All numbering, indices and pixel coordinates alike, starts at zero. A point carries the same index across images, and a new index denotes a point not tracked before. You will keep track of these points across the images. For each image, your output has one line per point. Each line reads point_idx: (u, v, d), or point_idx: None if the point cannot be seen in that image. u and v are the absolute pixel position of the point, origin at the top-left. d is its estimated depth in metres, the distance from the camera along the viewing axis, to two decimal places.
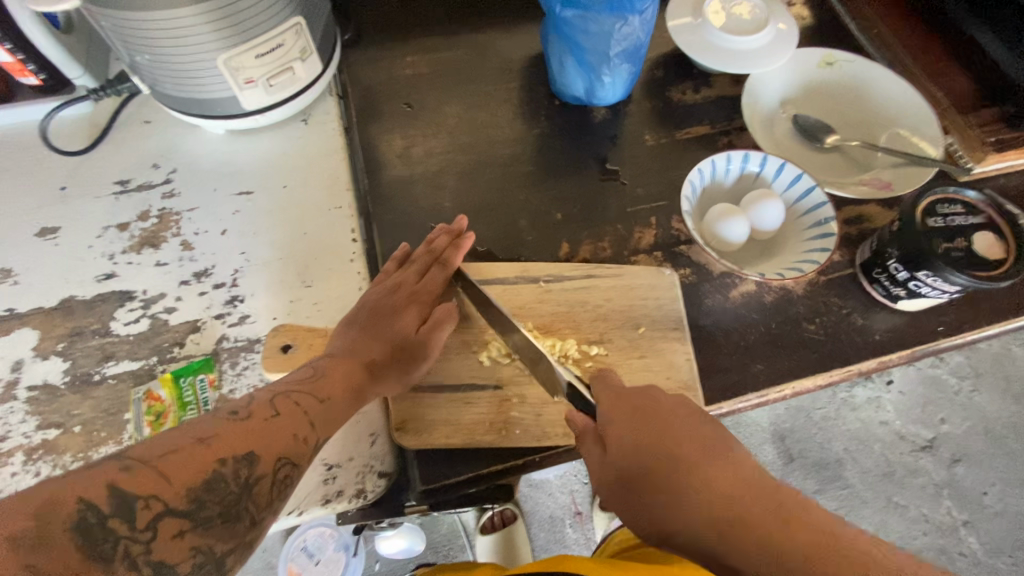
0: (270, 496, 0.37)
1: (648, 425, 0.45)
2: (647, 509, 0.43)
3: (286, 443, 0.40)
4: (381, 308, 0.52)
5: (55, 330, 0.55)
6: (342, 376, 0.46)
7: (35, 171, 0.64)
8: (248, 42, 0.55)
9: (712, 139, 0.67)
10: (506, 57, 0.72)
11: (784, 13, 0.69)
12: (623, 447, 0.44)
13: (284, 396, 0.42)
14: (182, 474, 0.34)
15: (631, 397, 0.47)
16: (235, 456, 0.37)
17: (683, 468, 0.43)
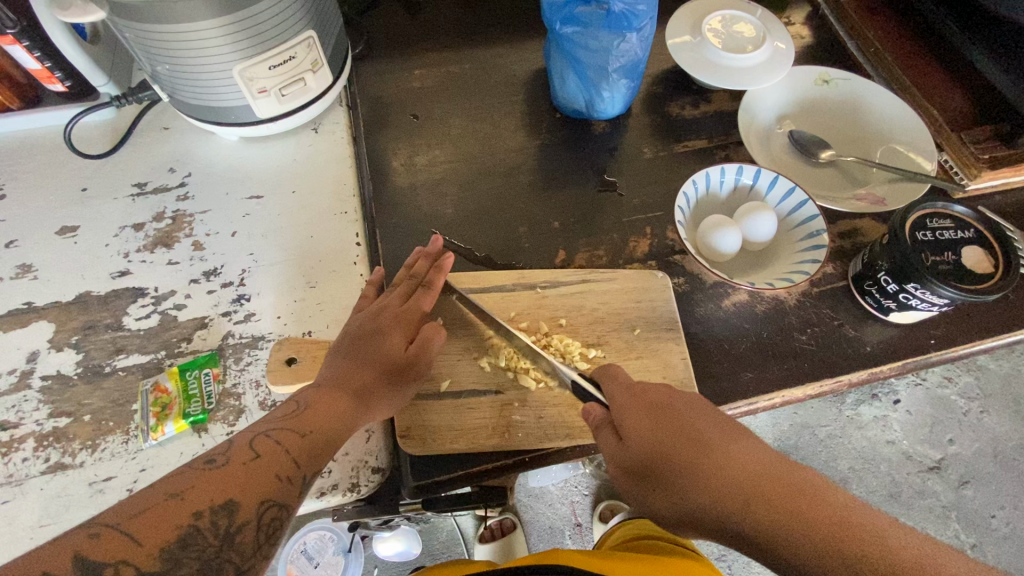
0: (255, 541, 0.38)
1: (660, 423, 0.44)
2: (675, 487, 0.41)
3: (267, 486, 0.40)
4: (366, 331, 0.51)
5: (70, 323, 0.58)
6: (328, 406, 0.45)
7: (60, 172, 0.67)
8: (262, 54, 0.57)
9: (710, 152, 0.69)
10: (512, 71, 0.75)
11: (783, 32, 0.71)
12: (636, 436, 0.43)
13: (264, 435, 0.43)
14: (153, 536, 0.35)
15: (656, 391, 0.47)
16: (211, 508, 0.38)
17: (715, 444, 0.42)
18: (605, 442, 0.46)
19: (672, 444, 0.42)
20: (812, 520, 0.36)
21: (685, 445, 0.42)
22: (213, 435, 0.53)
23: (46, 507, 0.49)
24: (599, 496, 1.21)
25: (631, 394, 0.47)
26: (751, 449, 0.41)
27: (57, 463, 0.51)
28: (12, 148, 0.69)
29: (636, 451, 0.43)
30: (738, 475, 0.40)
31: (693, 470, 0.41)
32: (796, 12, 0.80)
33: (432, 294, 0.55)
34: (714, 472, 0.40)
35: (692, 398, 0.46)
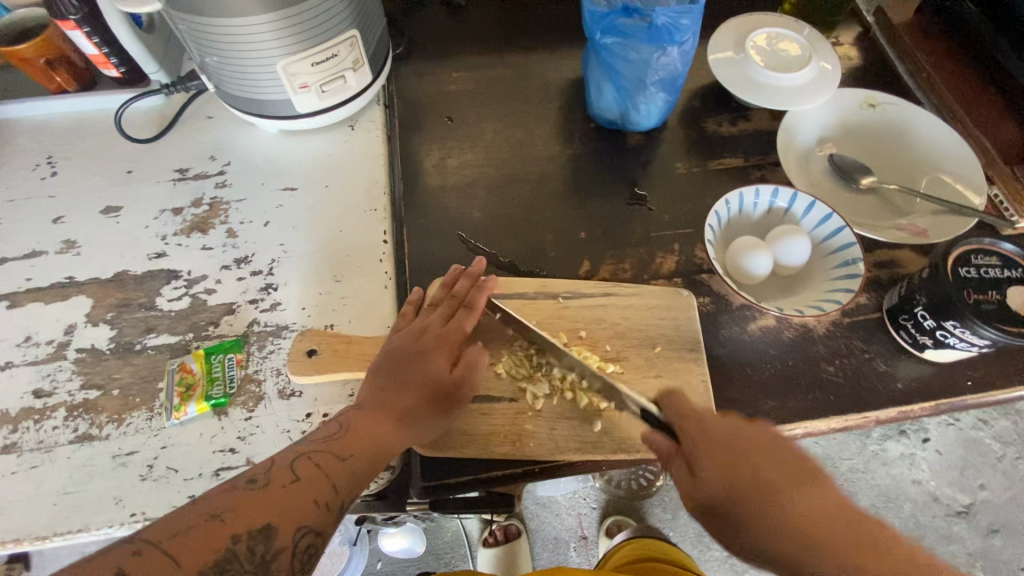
0: (291, 569, 0.38)
1: (736, 462, 0.43)
2: (739, 534, 0.41)
3: (306, 511, 0.40)
4: (408, 353, 0.51)
5: (107, 299, 0.60)
6: (370, 429, 0.46)
7: (109, 153, 0.70)
8: (306, 51, 0.59)
9: (745, 171, 0.68)
10: (548, 79, 0.75)
11: (830, 52, 0.69)
12: (714, 477, 0.42)
13: (307, 457, 0.43)
14: (191, 558, 0.36)
15: (725, 425, 0.45)
16: (250, 533, 0.37)
17: (779, 485, 0.41)
18: (674, 474, 0.45)
19: (739, 489, 0.42)
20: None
21: (753, 498, 0.41)
22: (232, 419, 0.54)
23: (71, 476, 0.51)
24: (606, 511, 1.20)
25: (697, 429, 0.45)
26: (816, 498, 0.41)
27: (85, 434, 0.53)
28: (66, 128, 0.72)
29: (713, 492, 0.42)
30: (807, 526, 0.40)
31: (759, 521, 0.41)
32: (844, 33, 0.78)
33: (474, 314, 0.54)
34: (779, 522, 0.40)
35: (766, 434, 0.45)
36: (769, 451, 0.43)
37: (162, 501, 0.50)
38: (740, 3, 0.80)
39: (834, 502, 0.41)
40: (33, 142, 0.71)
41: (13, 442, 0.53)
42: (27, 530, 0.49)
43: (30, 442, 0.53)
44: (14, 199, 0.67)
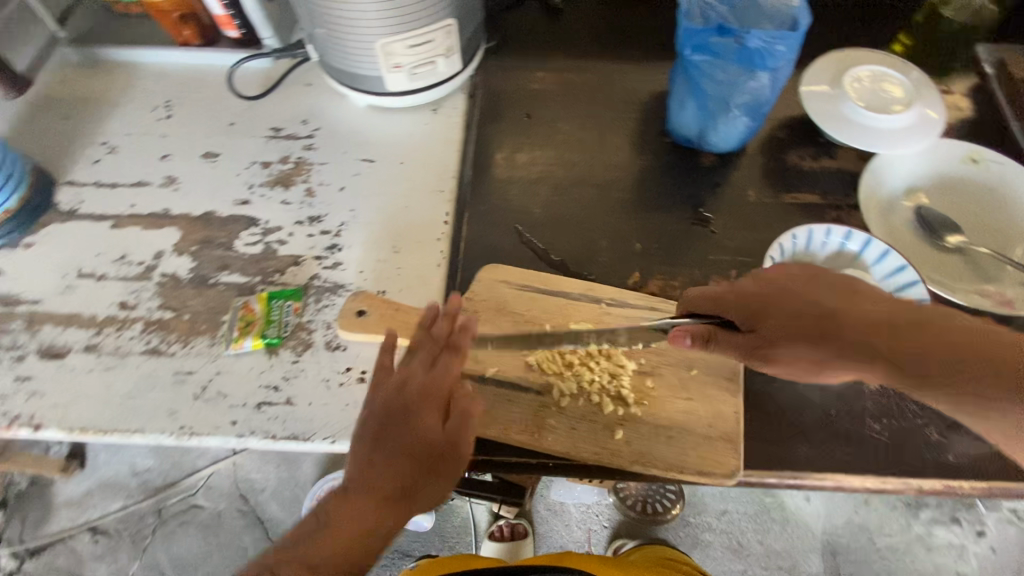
0: None
1: (787, 306, 0.46)
2: (816, 346, 0.44)
3: None
4: (393, 416, 0.49)
5: (194, 234, 0.66)
6: (355, 512, 0.47)
7: (217, 105, 0.77)
8: (404, 33, 0.62)
9: (819, 210, 0.65)
10: (631, 90, 0.75)
11: (936, 99, 0.65)
12: (770, 321, 0.47)
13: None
14: None
15: (754, 287, 0.49)
16: None
17: (840, 311, 0.45)
18: (729, 340, 0.48)
19: (804, 327, 0.45)
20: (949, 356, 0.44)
21: (820, 332, 0.45)
22: (281, 360, 0.58)
23: (137, 383, 0.57)
24: (618, 532, 1.18)
25: (737, 299, 0.49)
26: (866, 295, 0.46)
27: (154, 349, 0.59)
28: (186, 77, 0.80)
29: (770, 330, 0.46)
30: (885, 323, 0.44)
31: (832, 342, 0.44)
32: (957, 81, 0.73)
33: (459, 359, 0.51)
34: (853, 321, 0.45)
35: (796, 268, 0.49)
36: (808, 284, 0.48)
37: (208, 421, 0.55)
38: (847, 37, 0.76)
39: (883, 298, 0.46)
40: (155, 86, 0.79)
41: (96, 344, 0.59)
42: (93, 422, 0.55)
43: (109, 347, 0.59)
44: (133, 134, 0.75)
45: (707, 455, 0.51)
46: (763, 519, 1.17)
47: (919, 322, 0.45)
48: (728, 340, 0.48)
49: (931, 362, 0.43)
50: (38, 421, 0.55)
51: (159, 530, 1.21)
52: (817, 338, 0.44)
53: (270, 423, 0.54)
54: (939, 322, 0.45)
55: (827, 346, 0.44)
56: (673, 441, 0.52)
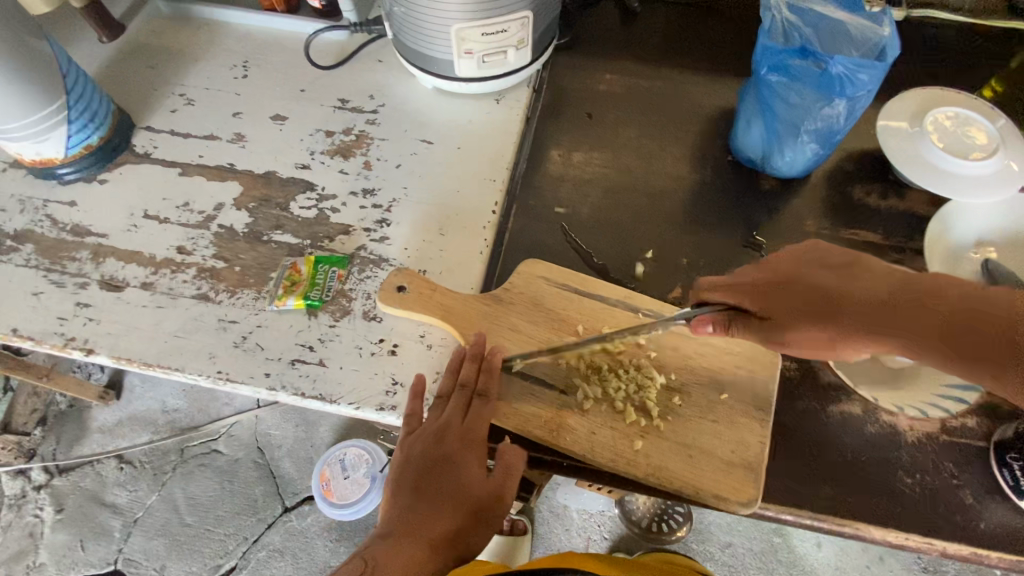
0: None
1: (783, 291, 0.46)
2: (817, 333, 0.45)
3: None
4: (435, 465, 0.51)
5: (254, 191, 0.69)
6: (405, 557, 0.47)
7: (291, 71, 0.80)
8: (480, 20, 0.63)
9: (879, 250, 0.63)
10: (698, 103, 0.74)
11: (1023, 151, 0.62)
12: (768, 305, 0.47)
13: None
14: None
15: (761, 276, 0.49)
16: None
17: (844, 290, 0.44)
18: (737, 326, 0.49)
19: (802, 310, 0.45)
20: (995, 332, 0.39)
21: (823, 314, 0.44)
22: (319, 323, 0.60)
23: (184, 324, 0.60)
24: (617, 546, 1.17)
25: (746, 288, 0.49)
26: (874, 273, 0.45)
27: (204, 294, 0.62)
28: (265, 41, 0.83)
29: (769, 317, 0.47)
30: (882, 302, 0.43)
31: (826, 326, 0.44)
32: None
33: (490, 403, 0.53)
34: (856, 303, 0.44)
35: (797, 254, 0.49)
36: (807, 270, 0.47)
37: (244, 370, 0.57)
38: (934, 75, 0.73)
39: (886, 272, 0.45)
40: (237, 46, 0.82)
41: (151, 282, 0.63)
42: (140, 355, 0.58)
43: (163, 287, 0.62)
44: (210, 89, 0.78)
45: (726, 481, 0.50)
46: (768, 559, 1.14)
47: (923, 285, 0.43)
48: (745, 323, 0.48)
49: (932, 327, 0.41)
50: (91, 347, 0.59)
51: (179, 468, 1.27)
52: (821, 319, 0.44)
53: (301, 380, 0.56)
54: (981, 302, 0.40)
55: (838, 326, 0.44)
56: (692, 461, 0.52)
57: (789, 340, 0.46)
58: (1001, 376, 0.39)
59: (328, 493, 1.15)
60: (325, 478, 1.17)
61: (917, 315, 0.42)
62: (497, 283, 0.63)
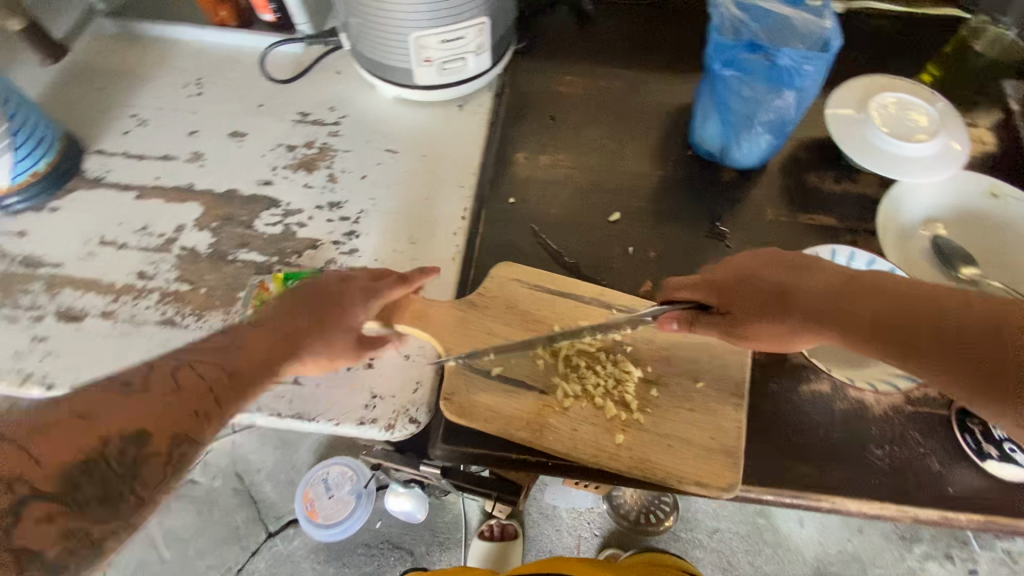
0: (162, 479, 0.41)
1: (744, 287, 0.50)
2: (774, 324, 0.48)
3: (184, 421, 0.43)
4: (340, 316, 0.53)
5: (215, 210, 0.68)
6: (257, 362, 0.48)
7: (248, 86, 0.78)
8: (437, 28, 0.63)
9: (837, 233, 0.65)
10: (656, 100, 0.75)
11: (961, 131, 0.65)
12: (730, 302, 0.51)
13: (190, 368, 0.45)
14: (51, 455, 0.38)
15: (724, 274, 0.53)
16: (125, 437, 0.40)
17: (796, 286, 0.48)
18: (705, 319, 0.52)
19: (761, 304, 0.49)
20: (939, 321, 0.43)
21: (781, 311, 0.48)
22: None
23: (150, 351, 0.58)
24: (609, 541, 1.18)
25: (711, 283, 0.52)
26: (824, 272, 0.49)
27: (169, 319, 0.60)
28: (219, 57, 0.81)
29: (731, 311, 0.50)
30: (833, 297, 0.47)
31: (783, 317, 0.48)
32: (984, 115, 0.73)
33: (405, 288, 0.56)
34: (810, 298, 0.47)
35: (757, 256, 0.53)
36: (767, 268, 0.51)
37: None
38: (876, 63, 0.77)
39: (836, 272, 0.49)
40: (189, 63, 0.81)
41: (112, 310, 0.61)
42: None
43: (125, 314, 0.60)
44: (163, 108, 0.76)
45: (703, 469, 0.52)
46: (754, 540, 1.17)
47: (871, 282, 0.47)
48: (708, 319, 0.51)
49: (881, 319, 0.45)
50: (50, 381, 0.56)
51: None
52: (777, 314, 0.48)
53: (276, 401, 0.55)
54: (923, 297, 0.44)
55: (793, 318, 0.48)
56: (674, 450, 0.53)
57: (749, 335, 0.50)
58: (947, 367, 0.42)
59: (314, 514, 1.14)
60: (310, 499, 1.15)
61: (866, 308, 0.45)
62: (470, 289, 0.63)
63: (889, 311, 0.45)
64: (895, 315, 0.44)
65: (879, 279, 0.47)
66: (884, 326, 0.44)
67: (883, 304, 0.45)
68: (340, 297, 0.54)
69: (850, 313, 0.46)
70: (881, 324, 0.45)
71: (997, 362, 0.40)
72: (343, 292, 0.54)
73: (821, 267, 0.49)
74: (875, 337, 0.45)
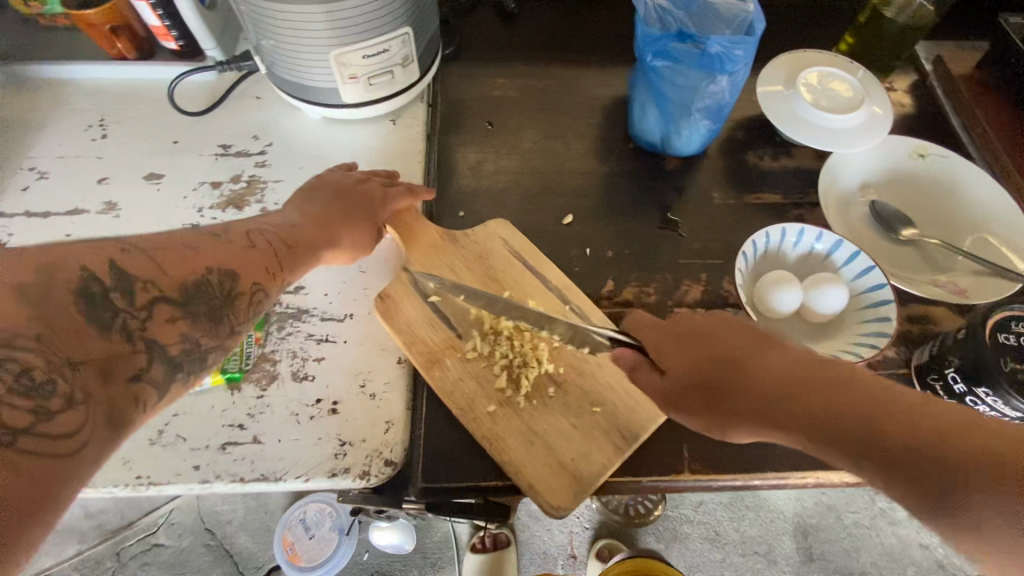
0: (246, 312, 0.45)
1: (690, 350, 0.47)
2: (712, 403, 0.45)
3: (258, 274, 0.47)
4: (364, 208, 0.58)
5: None
6: (309, 238, 0.53)
7: (158, 122, 0.72)
8: (358, 43, 0.60)
9: (782, 209, 0.67)
10: (592, 94, 0.75)
11: (882, 97, 0.68)
12: (673, 370, 0.47)
13: (258, 233, 0.50)
14: (174, 270, 0.41)
15: (672, 332, 0.49)
16: (219, 269, 0.44)
17: (743, 363, 0.45)
18: (643, 379, 0.49)
19: (701, 376, 0.46)
20: (894, 439, 0.38)
21: (719, 391, 0.45)
22: (244, 395, 0.54)
23: None
24: (600, 532, 1.19)
25: (658, 328, 0.50)
26: (779, 350, 0.45)
27: None
28: (121, 94, 0.74)
29: (672, 381, 0.47)
30: (781, 382, 0.43)
31: (722, 395, 0.45)
32: (899, 79, 0.76)
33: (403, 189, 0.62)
34: (755, 381, 0.44)
35: (714, 320, 0.49)
36: (719, 334, 0.47)
37: (167, 466, 0.51)
38: (796, 38, 0.79)
39: (791, 355, 0.45)
40: (87, 103, 0.73)
41: None
42: None
43: None
44: (64, 156, 0.69)
45: (550, 481, 0.51)
46: (737, 507, 1.20)
47: (829, 376, 0.42)
48: (647, 376, 0.49)
49: (830, 422, 0.40)
50: None
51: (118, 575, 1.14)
52: (716, 394, 0.45)
53: (236, 465, 0.51)
54: (882, 404, 0.39)
55: (730, 401, 0.44)
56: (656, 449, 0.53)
57: (684, 408, 0.47)
58: (900, 486, 0.37)
59: (296, 558, 1.07)
60: (289, 543, 1.09)
61: (816, 406, 0.41)
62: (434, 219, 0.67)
63: (840, 410, 0.40)
64: (846, 415, 0.40)
65: (840, 372, 0.42)
66: (831, 426, 0.40)
67: (835, 407, 0.40)
68: (369, 201, 0.59)
69: (797, 408, 0.41)
70: (830, 426, 0.40)
71: (952, 493, 0.35)
72: (362, 195, 0.59)
73: (779, 346, 0.45)
74: (818, 440, 0.41)
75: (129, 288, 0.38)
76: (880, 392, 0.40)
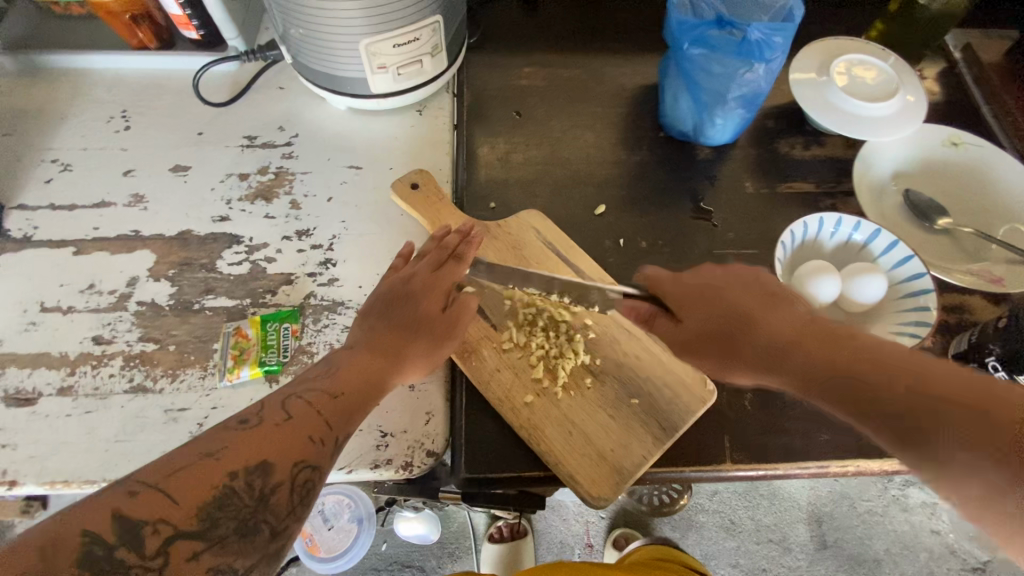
0: (289, 503, 0.40)
1: (708, 305, 0.50)
2: (726, 353, 0.49)
3: (302, 448, 0.42)
4: (410, 295, 0.53)
5: (170, 256, 0.61)
6: (359, 368, 0.48)
7: (181, 113, 0.71)
8: (389, 32, 0.59)
9: (814, 198, 0.66)
10: (619, 83, 0.74)
11: (915, 84, 0.67)
12: (689, 324, 0.51)
13: (297, 398, 0.45)
14: (188, 498, 0.37)
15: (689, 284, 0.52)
16: (247, 468, 0.40)
17: (756, 316, 0.48)
18: (659, 328, 0.53)
19: (713, 329, 0.50)
20: (894, 397, 0.39)
21: (730, 341, 0.49)
22: None
23: (124, 425, 0.52)
24: (615, 522, 1.20)
25: (678, 285, 0.52)
26: (788, 312, 0.48)
27: (140, 385, 0.54)
28: (142, 85, 0.73)
29: (687, 333, 0.51)
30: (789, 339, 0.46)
31: (734, 345, 0.48)
32: (928, 67, 0.76)
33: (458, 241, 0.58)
34: (766, 336, 0.47)
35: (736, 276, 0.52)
36: (735, 289, 0.51)
37: None
38: (824, 25, 0.78)
39: (803, 315, 0.48)
40: (108, 95, 0.72)
41: (70, 385, 0.54)
42: (77, 472, 0.50)
43: (88, 387, 0.54)
44: (88, 148, 0.68)
45: (592, 472, 0.51)
46: (751, 496, 1.21)
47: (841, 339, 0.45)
48: (663, 327, 0.53)
49: (839, 375, 0.43)
50: (12, 476, 0.50)
51: None
52: (729, 349, 0.49)
53: None
54: (890, 364, 0.41)
55: (740, 352, 0.48)
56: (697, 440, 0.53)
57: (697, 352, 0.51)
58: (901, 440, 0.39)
59: (316, 549, 1.08)
60: (308, 534, 1.09)
61: (822, 361, 0.44)
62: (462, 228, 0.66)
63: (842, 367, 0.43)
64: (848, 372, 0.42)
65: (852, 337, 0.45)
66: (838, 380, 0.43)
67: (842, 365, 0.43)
68: (415, 296, 0.53)
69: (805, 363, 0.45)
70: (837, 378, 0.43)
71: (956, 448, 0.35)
72: (416, 293, 0.53)
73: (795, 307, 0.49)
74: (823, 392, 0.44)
75: (138, 538, 0.35)
76: (887, 354, 0.42)
